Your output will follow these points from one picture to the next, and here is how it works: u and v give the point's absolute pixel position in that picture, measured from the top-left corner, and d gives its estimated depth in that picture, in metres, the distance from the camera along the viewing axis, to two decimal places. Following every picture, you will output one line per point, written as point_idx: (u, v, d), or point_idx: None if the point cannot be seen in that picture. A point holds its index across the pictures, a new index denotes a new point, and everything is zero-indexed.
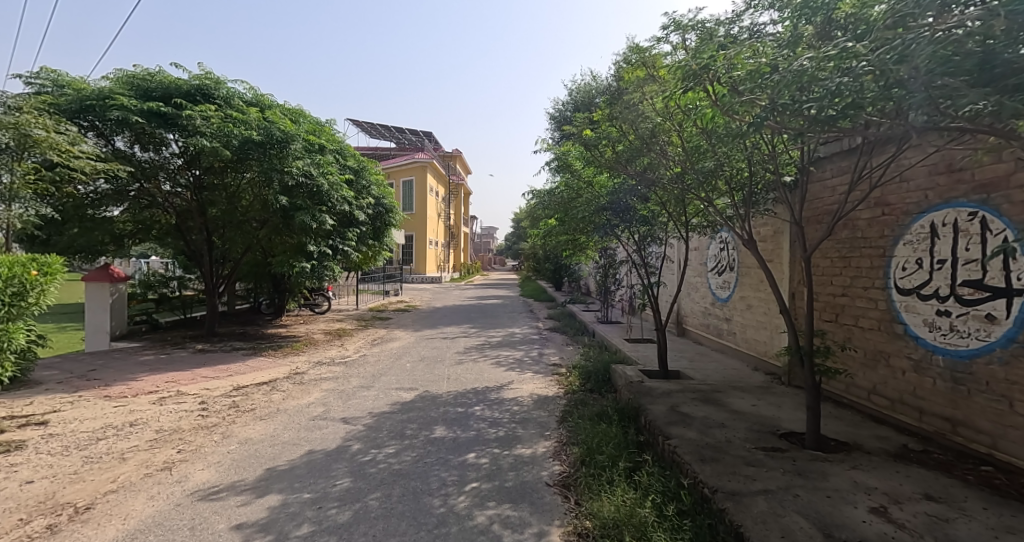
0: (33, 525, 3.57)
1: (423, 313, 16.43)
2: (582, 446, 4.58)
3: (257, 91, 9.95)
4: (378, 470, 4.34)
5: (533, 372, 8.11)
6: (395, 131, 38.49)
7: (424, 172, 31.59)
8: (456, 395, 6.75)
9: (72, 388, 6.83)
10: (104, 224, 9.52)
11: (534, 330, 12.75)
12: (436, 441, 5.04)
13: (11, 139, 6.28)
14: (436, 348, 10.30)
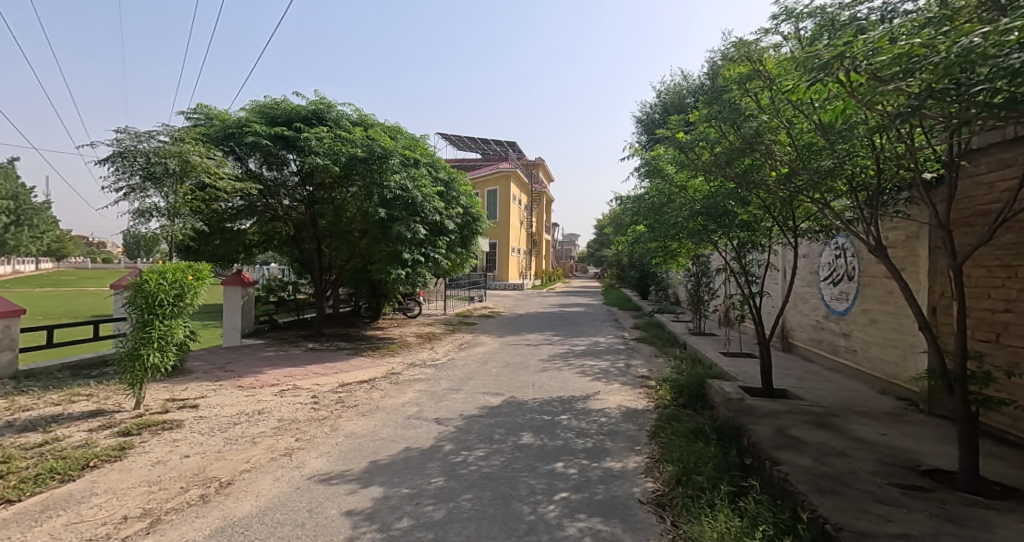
0: (190, 494, 4.10)
1: (507, 319, 16.66)
2: (677, 464, 4.36)
3: (363, 112, 10.76)
4: (469, 472, 4.45)
5: (620, 383, 7.90)
6: (482, 143, 39.67)
7: (508, 182, 32.11)
8: (542, 403, 6.75)
9: (212, 378, 7.77)
10: (239, 236, 10.77)
11: (620, 340, 12.42)
12: (524, 447, 5.07)
13: (177, 166, 7.54)
14: (520, 354, 10.39)
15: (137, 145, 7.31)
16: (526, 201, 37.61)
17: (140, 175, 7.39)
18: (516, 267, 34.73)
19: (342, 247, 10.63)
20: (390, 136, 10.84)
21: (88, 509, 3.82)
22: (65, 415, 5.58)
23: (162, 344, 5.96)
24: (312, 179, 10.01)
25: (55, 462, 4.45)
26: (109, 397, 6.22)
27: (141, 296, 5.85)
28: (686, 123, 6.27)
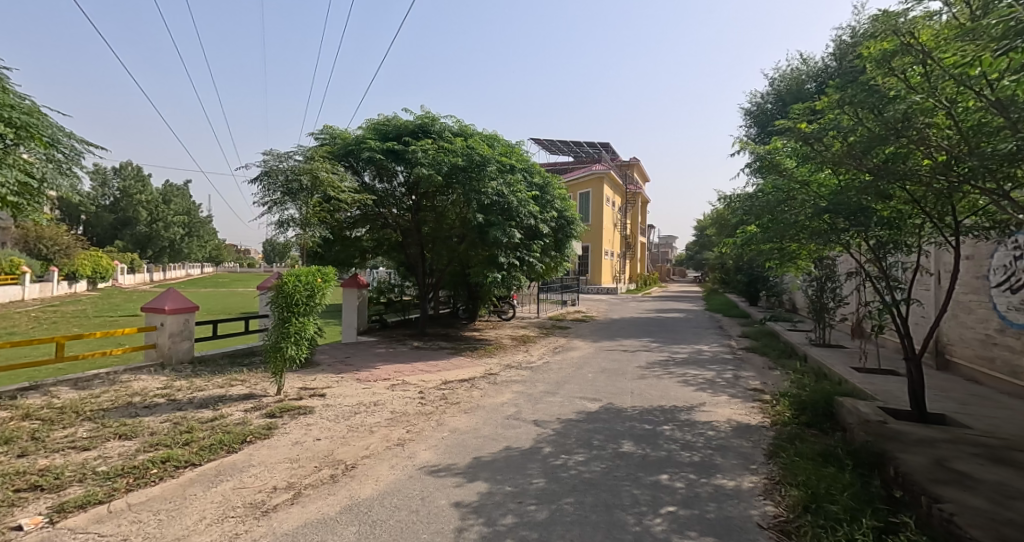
0: (322, 473, 4.57)
1: (602, 324, 16.37)
2: (803, 488, 4.00)
3: (463, 123, 11.22)
4: (570, 476, 4.45)
5: (730, 395, 7.41)
6: (575, 146, 39.38)
7: (603, 185, 31.64)
8: (643, 411, 6.55)
9: (333, 370, 8.55)
10: (355, 242, 11.48)
11: (726, 349, 11.67)
12: (626, 456, 4.96)
13: (307, 181, 8.43)
14: (616, 360, 10.16)
15: (280, 164, 8.37)
16: (620, 202, 36.81)
17: (280, 191, 8.42)
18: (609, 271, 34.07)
19: (443, 252, 11.12)
20: (488, 144, 11.20)
21: (245, 478, 4.42)
22: (224, 396, 6.47)
23: (298, 339, 6.67)
24: (418, 189, 10.70)
25: (221, 435, 5.20)
26: (256, 383, 7.12)
27: (282, 296, 6.60)
28: (811, 111, 5.77)
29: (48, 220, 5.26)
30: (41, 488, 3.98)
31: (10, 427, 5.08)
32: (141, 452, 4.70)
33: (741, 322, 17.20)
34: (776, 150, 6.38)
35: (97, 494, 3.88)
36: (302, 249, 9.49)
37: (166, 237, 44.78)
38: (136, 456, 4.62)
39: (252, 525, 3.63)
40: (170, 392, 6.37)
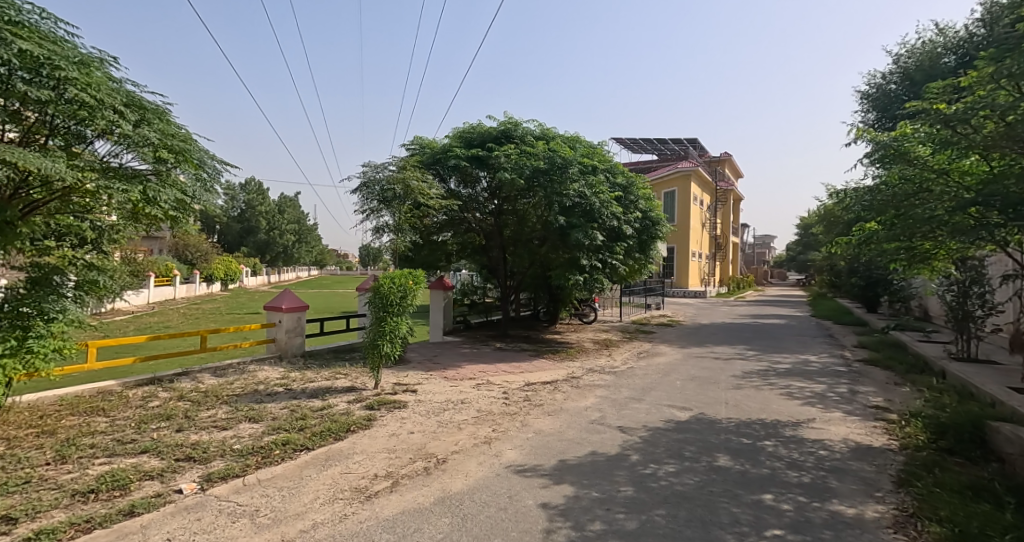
0: (416, 465, 4.85)
1: (690, 329, 15.68)
2: (944, 524, 3.56)
3: (545, 126, 11.33)
4: (660, 486, 4.35)
5: (844, 413, 6.78)
6: (659, 144, 37.71)
7: (689, 183, 30.19)
8: (741, 424, 6.20)
9: (423, 368, 9.00)
10: (440, 246, 11.87)
11: (839, 361, 10.66)
12: (719, 470, 4.75)
13: (400, 190, 8.93)
14: (708, 368, 9.70)
15: (376, 174, 9.04)
16: (709, 200, 35.01)
17: (377, 199, 9.13)
18: (697, 274, 32.54)
19: (525, 255, 11.23)
20: (570, 146, 11.20)
21: (350, 464, 4.83)
22: (330, 388, 7.09)
23: (392, 337, 7.07)
24: (500, 193, 10.90)
25: (329, 423, 5.72)
26: (357, 377, 7.70)
27: (378, 297, 7.08)
28: (956, 89, 5.02)
29: (198, 231, 6.09)
30: (191, 459, 4.64)
31: (166, 406, 5.95)
32: (266, 434, 5.31)
33: (854, 331, 15.58)
34: (911, 135, 5.61)
35: (235, 469, 4.45)
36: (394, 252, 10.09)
37: (279, 243, 49.62)
38: (261, 438, 5.23)
39: (357, 508, 3.96)
40: (286, 382, 7.09)
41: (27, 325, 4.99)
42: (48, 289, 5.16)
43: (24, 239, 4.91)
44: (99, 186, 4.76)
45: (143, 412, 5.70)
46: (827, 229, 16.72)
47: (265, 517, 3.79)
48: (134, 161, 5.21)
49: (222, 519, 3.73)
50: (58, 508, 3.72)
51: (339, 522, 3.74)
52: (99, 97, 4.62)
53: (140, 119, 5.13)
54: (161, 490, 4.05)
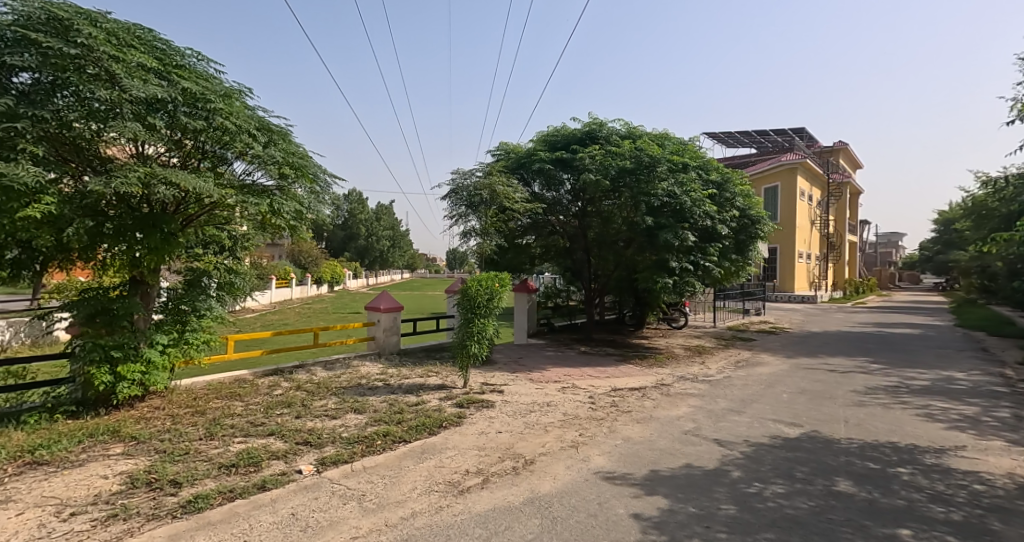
0: (505, 464, 4.99)
1: (796, 337, 14.45)
2: None
3: (631, 124, 11.12)
4: (767, 508, 4.08)
5: (1005, 442, 5.82)
6: (759, 136, 35.35)
7: (796, 176, 27.92)
8: (866, 447, 5.59)
9: (510, 369, 9.19)
10: (525, 250, 11.87)
11: (997, 381, 9.20)
12: (837, 495, 4.34)
13: (486, 195, 9.23)
14: (821, 382, 8.90)
15: (465, 181, 9.44)
16: (818, 195, 32.16)
17: (464, 204, 9.49)
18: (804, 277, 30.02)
19: (610, 257, 11.02)
20: (658, 143, 10.89)
21: (443, 458, 5.08)
22: (423, 384, 7.48)
23: (479, 338, 7.28)
24: (583, 195, 10.86)
25: (424, 418, 6.05)
26: (448, 376, 8.05)
27: (465, 299, 7.33)
28: None
29: (312, 238, 6.64)
30: (308, 443, 5.17)
31: (286, 394, 6.65)
32: (369, 424, 5.75)
33: (1015, 344, 13.27)
34: None
35: (344, 455, 4.89)
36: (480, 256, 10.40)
37: (377, 248, 53.09)
38: (365, 428, 5.67)
39: (452, 501, 4.16)
40: (385, 377, 7.60)
41: (185, 320, 5.99)
42: (199, 290, 6.09)
43: (184, 248, 5.88)
44: (237, 199, 5.56)
45: (269, 399, 6.40)
46: (979, 224, 14.49)
47: (370, 501, 4.12)
48: (262, 177, 5.94)
49: (334, 500, 4.12)
50: (209, 477, 4.35)
51: (435, 513, 3.97)
52: (238, 124, 5.48)
53: (267, 140, 5.92)
54: (285, 469, 4.58)
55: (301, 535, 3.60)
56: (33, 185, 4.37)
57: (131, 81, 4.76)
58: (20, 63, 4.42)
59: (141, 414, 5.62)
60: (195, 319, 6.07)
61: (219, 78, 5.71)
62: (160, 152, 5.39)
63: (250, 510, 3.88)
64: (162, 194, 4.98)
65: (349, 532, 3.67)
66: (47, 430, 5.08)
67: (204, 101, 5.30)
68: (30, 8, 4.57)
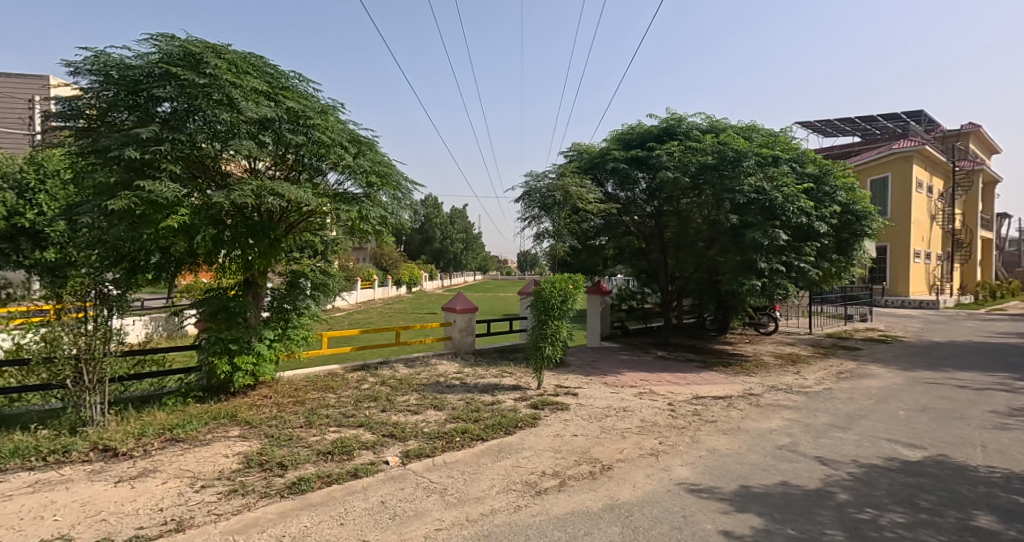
0: (582, 468, 4.95)
1: (913, 348, 13.00)
2: None
3: (713, 118, 10.67)
4: (881, 538, 3.71)
5: None
6: (863, 122, 32.62)
7: (911, 164, 25.50)
8: (1009, 478, 4.89)
9: (584, 372, 9.09)
10: (598, 251, 11.50)
11: None
12: (974, 531, 3.84)
13: (560, 196, 9.21)
14: (945, 400, 7.95)
15: (538, 183, 9.51)
16: (937, 187, 28.92)
17: (538, 206, 9.53)
18: (920, 279, 27.12)
19: (689, 258, 10.57)
20: (744, 136, 10.31)
21: (520, 458, 5.12)
22: (498, 384, 7.58)
23: (553, 340, 7.24)
24: (660, 194, 10.50)
25: (500, 418, 6.13)
26: (522, 377, 8.10)
27: (540, 300, 7.33)
28: None
29: (394, 242, 6.95)
30: (394, 436, 5.44)
31: (372, 388, 6.99)
32: (448, 421, 5.93)
33: None
34: None
35: (426, 449, 5.10)
36: (552, 258, 10.40)
37: (451, 250, 54.77)
38: (444, 424, 5.85)
39: (530, 502, 4.19)
40: (461, 376, 7.79)
41: (288, 318, 6.47)
42: (299, 291, 6.53)
43: (286, 253, 6.39)
44: (331, 208, 5.95)
45: (358, 392, 6.78)
46: None
47: (452, 495, 4.24)
48: (351, 186, 6.31)
49: (418, 492, 4.28)
50: (310, 462, 4.75)
51: (514, 512, 4.00)
52: (332, 137, 5.89)
53: (357, 151, 6.30)
54: (374, 459, 4.86)
55: (390, 522, 3.78)
56: (172, 200, 5.03)
57: (247, 104, 5.27)
58: (162, 94, 5.00)
59: (255, 401, 6.18)
60: (296, 317, 6.52)
61: (316, 95, 6.16)
62: (268, 167, 5.93)
63: (344, 496, 4.15)
64: (270, 204, 5.48)
65: (433, 523, 3.80)
66: (182, 411, 5.76)
67: (305, 118, 5.75)
68: (171, 46, 5.22)
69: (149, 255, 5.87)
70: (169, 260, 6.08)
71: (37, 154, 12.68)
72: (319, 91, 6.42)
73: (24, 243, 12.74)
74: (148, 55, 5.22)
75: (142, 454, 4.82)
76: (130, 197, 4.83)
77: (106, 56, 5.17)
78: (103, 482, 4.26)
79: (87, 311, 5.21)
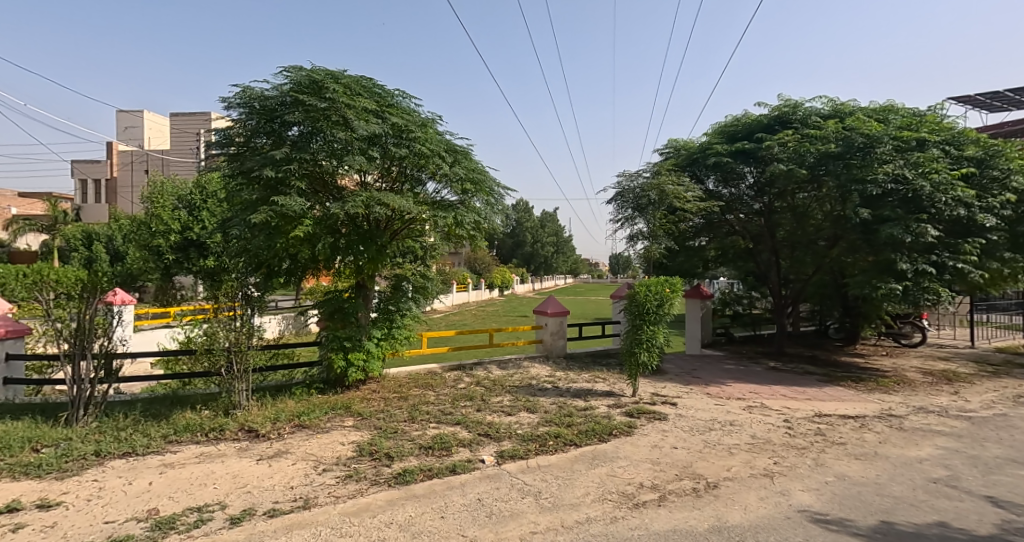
0: (684, 483, 4.66)
1: None
2: None
3: (837, 102, 9.54)
4: None
5: None
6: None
7: None
8: None
9: (684, 382, 8.56)
10: (699, 252, 10.87)
11: None
12: None
13: (655, 195, 8.85)
14: None
15: (631, 183, 9.23)
16: None
17: (631, 207, 9.24)
18: None
19: (807, 258, 9.55)
20: (878, 119, 9.06)
21: (615, 467, 4.96)
22: (591, 390, 7.44)
23: (649, 346, 6.94)
24: (770, 189, 9.64)
25: (593, 424, 6.01)
26: (616, 383, 7.86)
27: (634, 304, 7.05)
28: None
29: (487, 246, 7.18)
30: (488, 435, 5.59)
31: (468, 388, 7.25)
32: (541, 425, 5.94)
33: None
34: None
35: (520, 451, 5.17)
36: (646, 260, 10.02)
37: (540, 254, 55.27)
38: (537, 427, 5.87)
39: (628, 514, 4.03)
40: (553, 380, 7.78)
41: (393, 318, 6.95)
42: (401, 294, 7.00)
43: (391, 258, 6.88)
44: (429, 215, 6.34)
45: (454, 391, 7.07)
46: None
47: (546, 499, 4.24)
48: (447, 194, 6.65)
49: (513, 492, 4.35)
50: (412, 455, 5.05)
51: (610, 523, 3.88)
52: (431, 148, 6.25)
53: (453, 159, 6.62)
54: (470, 457, 5.03)
55: (487, 520, 3.87)
56: (298, 212, 5.70)
57: (359, 122, 5.79)
58: (292, 119, 5.70)
59: (365, 395, 6.73)
60: (400, 318, 6.99)
61: (417, 110, 6.59)
62: (376, 180, 6.47)
63: (444, 490, 4.35)
64: (378, 213, 5.98)
65: (528, 525, 3.82)
66: (308, 401, 6.45)
67: (407, 132, 6.21)
68: (299, 76, 5.93)
69: (282, 262, 6.64)
70: (297, 266, 6.80)
71: (201, 178, 15.15)
72: (419, 106, 6.87)
73: (193, 253, 15.14)
74: (282, 86, 5.97)
75: (277, 436, 5.50)
76: (268, 212, 5.56)
77: (250, 90, 6.01)
78: (249, 459, 4.92)
79: (236, 310, 6.06)
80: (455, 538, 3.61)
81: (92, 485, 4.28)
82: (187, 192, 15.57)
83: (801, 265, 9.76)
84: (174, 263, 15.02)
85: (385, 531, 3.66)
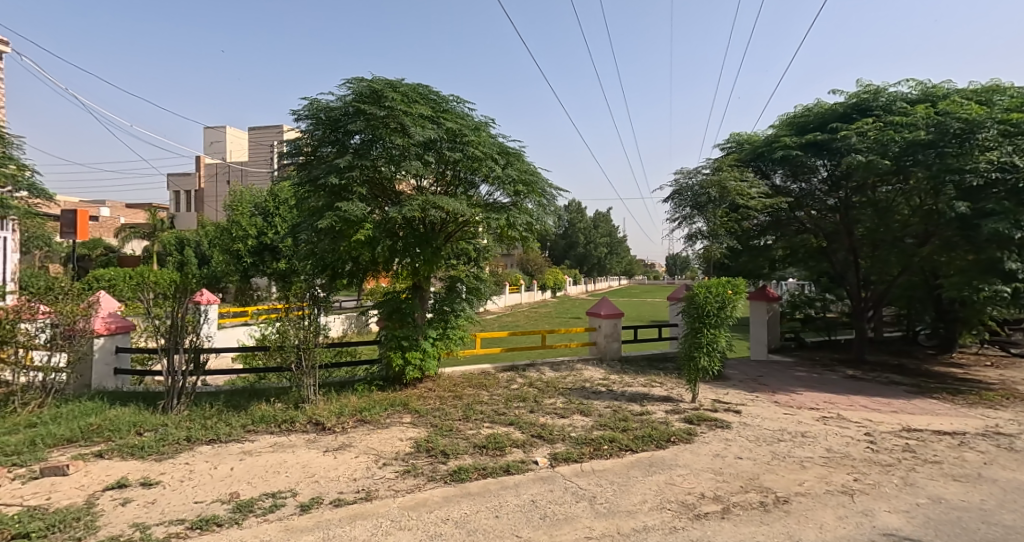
0: (751, 497, 4.38)
1: None
2: None
3: (927, 86, 8.65)
4: None
5: None
6: None
7: None
8: None
9: (749, 388, 8.09)
10: (766, 252, 10.26)
11: None
12: None
13: (715, 192, 8.46)
14: None
15: (689, 181, 8.88)
16: None
17: (689, 206, 8.91)
18: None
19: (891, 258, 8.40)
20: (979, 101, 8.11)
21: (675, 475, 4.77)
22: (647, 394, 7.21)
23: (710, 350, 6.60)
24: (847, 183, 8.91)
25: (650, 429, 5.81)
26: (674, 388, 7.56)
27: (693, 306, 6.75)
28: None
29: (540, 247, 7.15)
30: (541, 437, 5.56)
31: (521, 389, 7.28)
32: (595, 428, 5.82)
33: None
34: None
35: (574, 454, 5.10)
36: (706, 261, 9.59)
37: (600, 255, 54.49)
38: (591, 430, 5.77)
39: (688, 525, 3.86)
40: (608, 383, 7.61)
41: (447, 319, 7.09)
42: (456, 294, 7.13)
43: (444, 259, 7.03)
44: (482, 216, 6.42)
45: (507, 391, 7.12)
46: None
47: (602, 505, 4.15)
48: (499, 195, 6.69)
49: (567, 496, 4.30)
50: (466, 453, 5.14)
51: (669, 533, 3.73)
52: (483, 151, 6.32)
53: (506, 162, 6.68)
54: (524, 458, 5.03)
55: (541, 522, 3.84)
56: (359, 217, 5.91)
57: (415, 129, 5.99)
58: (354, 128, 5.97)
59: (422, 393, 6.92)
60: (454, 318, 7.12)
61: (471, 115, 6.69)
62: (431, 184, 6.64)
63: (498, 489, 4.38)
64: (434, 216, 6.11)
65: (583, 530, 3.75)
66: (369, 397, 6.74)
67: (461, 137, 6.32)
68: (360, 86, 6.21)
69: (345, 264, 6.94)
70: (359, 268, 7.09)
71: (274, 187, 16.26)
72: (472, 111, 6.98)
73: (267, 257, 16.26)
74: (345, 97, 6.28)
75: (341, 430, 5.79)
76: (333, 217, 5.81)
77: (317, 102, 6.36)
78: (316, 450, 5.22)
79: (304, 310, 6.42)
80: (510, 538, 3.61)
81: (184, 467, 4.71)
82: (262, 201, 16.76)
83: (884, 265, 8.72)
84: (251, 266, 16.21)
85: (441, 526, 3.73)
